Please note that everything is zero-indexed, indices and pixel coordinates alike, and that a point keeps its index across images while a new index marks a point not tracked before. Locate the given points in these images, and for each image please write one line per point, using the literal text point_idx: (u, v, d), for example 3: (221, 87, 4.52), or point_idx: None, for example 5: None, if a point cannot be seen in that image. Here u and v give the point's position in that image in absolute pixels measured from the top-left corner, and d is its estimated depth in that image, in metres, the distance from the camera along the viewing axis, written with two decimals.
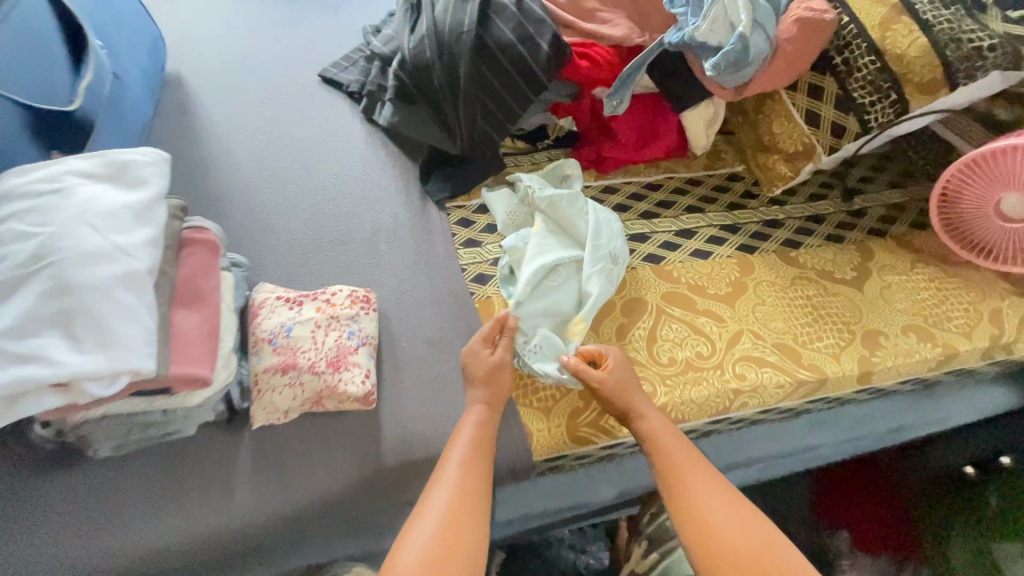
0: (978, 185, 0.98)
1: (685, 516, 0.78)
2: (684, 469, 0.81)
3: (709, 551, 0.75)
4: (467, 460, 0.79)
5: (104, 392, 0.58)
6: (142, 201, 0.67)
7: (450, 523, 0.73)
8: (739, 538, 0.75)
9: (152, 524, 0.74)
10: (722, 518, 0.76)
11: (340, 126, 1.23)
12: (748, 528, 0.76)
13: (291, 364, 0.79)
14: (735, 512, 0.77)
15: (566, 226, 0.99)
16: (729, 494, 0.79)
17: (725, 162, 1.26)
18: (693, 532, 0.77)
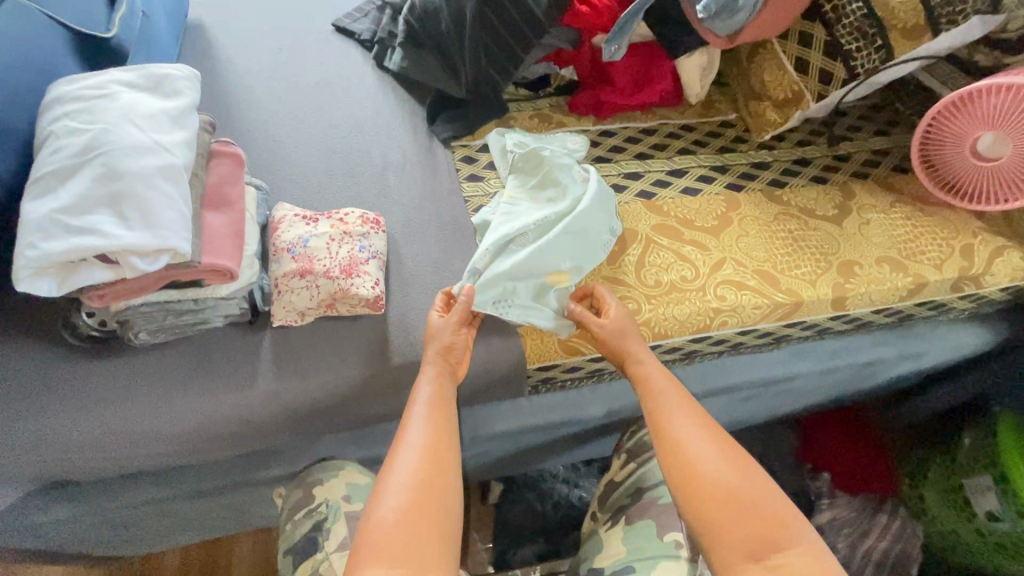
0: (958, 126, 1.03)
1: (674, 451, 0.78)
2: (672, 408, 0.81)
3: (696, 485, 0.75)
4: (438, 396, 0.81)
5: (148, 267, 0.66)
6: (178, 109, 0.75)
7: (430, 452, 0.75)
8: (725, 477, 0.75)
9: (187, 402, 0.84)
10: (708, 456, 0.76)
11: (353, 71, 1.29)
12: (734, 467, 0.76)
13: (309, 269, 0.87)
14: (721, 453, 0.77)
15: (542, 182, 1.00)
16: (716, 434, 0.79)
17: (719, 110, 1.32)
18: (680, 469, 0.76)
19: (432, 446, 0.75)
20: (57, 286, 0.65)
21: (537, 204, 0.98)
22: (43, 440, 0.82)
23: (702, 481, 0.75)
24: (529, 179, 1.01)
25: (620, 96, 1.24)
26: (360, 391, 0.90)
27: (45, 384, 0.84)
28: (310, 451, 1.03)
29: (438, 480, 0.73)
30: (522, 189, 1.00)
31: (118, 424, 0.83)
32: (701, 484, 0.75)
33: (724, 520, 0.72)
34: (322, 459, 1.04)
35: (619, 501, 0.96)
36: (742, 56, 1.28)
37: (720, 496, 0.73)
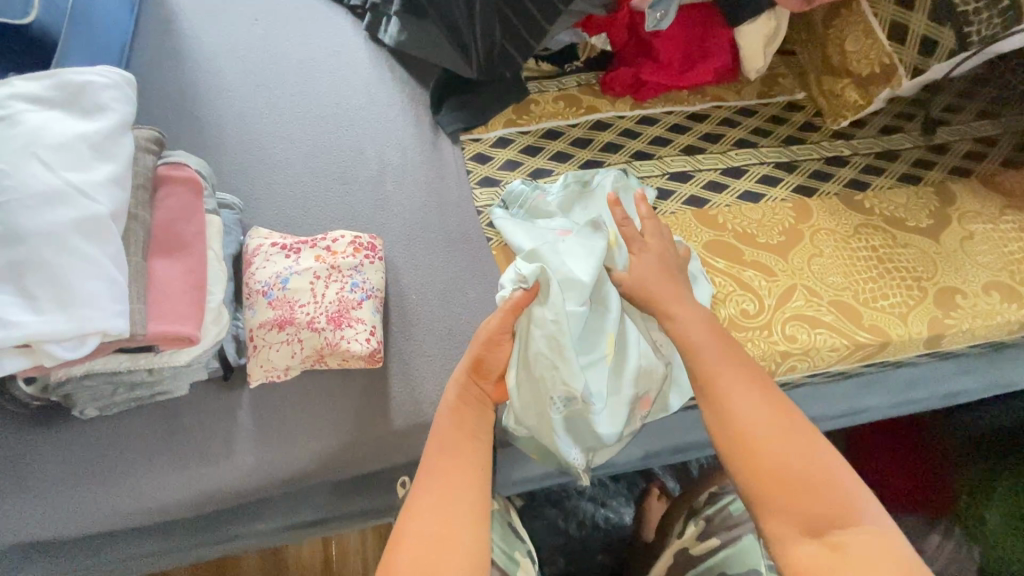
0: None
1: (729, 409, 0.57)
2: (725, 364, 0.60)
3: (753, 447, 0.55)
4: (451, 423, 0.62)
5: (70, 355, 0.51)
6: (101, 132, 0.57)
7: (452, 501, 0.55)
8: (786, 448, 0.54)
9: (151, 482, 0.71)
10: (762, 416, 0.56)
11: (341, 48, 1.08)
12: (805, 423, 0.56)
13: (290, 320, 0.72)
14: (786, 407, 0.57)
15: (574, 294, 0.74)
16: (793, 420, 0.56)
17: (783, 87, 1.08)
18: (730, 429, 0.56)
19: (445, 459, 0.59)
20: None
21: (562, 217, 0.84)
22: None
23: (759, 445, 0.55)
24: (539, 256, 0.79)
25: (666, 74, 1.02)
26: (358, 458, 0.75)
27: None
28: (302, 503, 0.89)
29: (450, 461, 0.59)
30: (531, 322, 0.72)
31: (71, 509, 0.70)
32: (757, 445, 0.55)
33: (776, 485, 0.53)
34: (315, 511, 0.90)
35: None
36: (816, 18, 1.03)
37: (774, 467, 0.53)
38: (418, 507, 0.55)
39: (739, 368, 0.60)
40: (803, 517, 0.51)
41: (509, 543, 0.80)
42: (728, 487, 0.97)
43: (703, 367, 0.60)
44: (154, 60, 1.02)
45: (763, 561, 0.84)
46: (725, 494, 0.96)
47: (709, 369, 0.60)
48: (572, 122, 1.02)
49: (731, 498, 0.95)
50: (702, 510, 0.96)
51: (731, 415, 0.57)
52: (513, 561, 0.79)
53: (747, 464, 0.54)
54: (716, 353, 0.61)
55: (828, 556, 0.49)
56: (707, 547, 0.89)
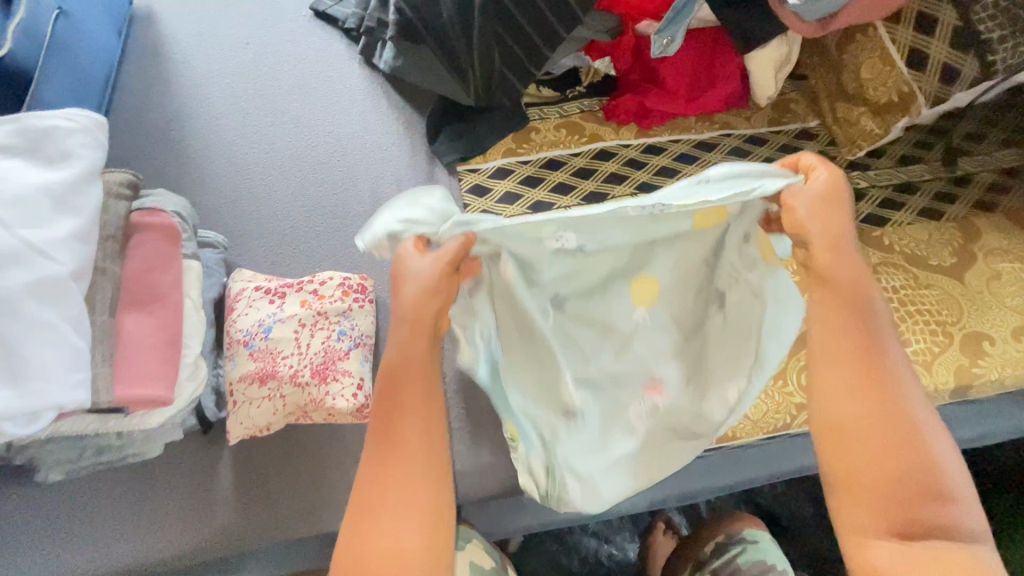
0: None
1: (826, 399, 0.52)
2: (829, 358, 0.52)
3: (847, 440, 0.50)
4: (387, 425, 0.52)
5: (23, 431, 0.47)
6: (65, 182, 0.53)
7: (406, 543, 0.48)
8: (883, 439, 0.50)
9: (126, 545, 0.66)
10: (864, 404, 0.51)
11: (334, 73, 1.04)
12: (910, 405, 0.51)
13: (271, 373, 0.67)
14: (888, 381, 0.51)
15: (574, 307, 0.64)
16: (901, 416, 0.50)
17: (795, 115, 1.04)
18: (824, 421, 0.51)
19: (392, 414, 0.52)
20: None
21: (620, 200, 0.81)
22: None
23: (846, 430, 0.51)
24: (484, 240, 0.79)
25: (673, 102, 0.97)
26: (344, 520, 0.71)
27: None
28: None
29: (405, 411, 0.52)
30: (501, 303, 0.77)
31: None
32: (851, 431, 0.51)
33: (872, 487, 0.49)
34: None
35: None
36: (829, 43, 0.98)
37: (874, 473, 0.49)
38: (372, 525, 0.49)
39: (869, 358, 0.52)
40: (900, 520, 0.49)
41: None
42: (737, 537, 0.93)
43: (824, 335, 0.53)
44: (141, 88, 0.98)
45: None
46: (732, 544, 0.92)
47: (872, 349, 0.52)
48: (574, 152, 0.98)
49: (739, 550, 0.91)
50: (708, 563, 0.92)
51: (831, 404, 0.51)
52: None
53: (837, 458, 0.51)
54: (848, 315, 0.52)
55: (909, 560, 0.47)
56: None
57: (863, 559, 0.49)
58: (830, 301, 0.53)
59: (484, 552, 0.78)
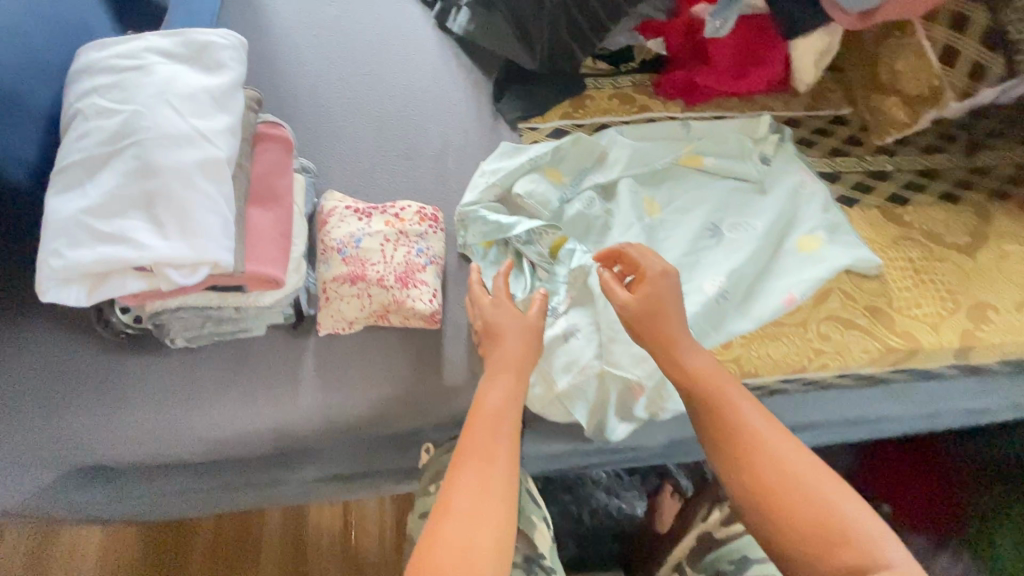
0: None
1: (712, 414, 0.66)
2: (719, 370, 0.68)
3: (749, 451, 0.62)
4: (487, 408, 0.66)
5: (184, 281, 0.57)
6: (223, 87, 0.63)
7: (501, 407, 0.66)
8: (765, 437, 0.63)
9: (224, 411, 0.78)
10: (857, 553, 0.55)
11: (410, 31, 1.15)
12: (798, 517, 0.58)
13: (361, 275, 0.77)
14: (727, 407, 0.65)
15: None
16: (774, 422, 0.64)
17: (830, 102, 1.12)
18: (727, 439, 0.64)
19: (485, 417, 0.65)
20: (86, 297, 0.56)
21: (658, 181, 0.99)
22: (73, 441, 0.77)
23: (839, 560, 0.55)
24: (540, 203, 0.91)
25: (720, 80, 1.06)
26: (409, 413, 0.81)
27: (78, 380, 0.79)
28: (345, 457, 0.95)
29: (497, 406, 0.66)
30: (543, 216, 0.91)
31: (154, 430, 0.77)
32: (781, 511, 0.59)
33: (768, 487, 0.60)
34: (354, 465, 0.96)
35: (717, 563, 0.92)
36: (867, 36, 1.07)
37: (769, 462, 0.61)
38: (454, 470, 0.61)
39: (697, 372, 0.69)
40: (799, 536, 0.58)
41: (525, 507, 0.86)
42: None
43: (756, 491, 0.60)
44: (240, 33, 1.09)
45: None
46: None
47: (714, 398, 0.66)
48: (624, 119, 1.08)
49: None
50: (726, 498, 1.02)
51: (745, 475, 0.61)
52: (530, 524, 0.85)
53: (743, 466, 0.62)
54: (770, 485, 0.60)
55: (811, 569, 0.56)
56: (727, 533, 0.95)
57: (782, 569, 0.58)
58: (710, 399, 0.66)
59: None
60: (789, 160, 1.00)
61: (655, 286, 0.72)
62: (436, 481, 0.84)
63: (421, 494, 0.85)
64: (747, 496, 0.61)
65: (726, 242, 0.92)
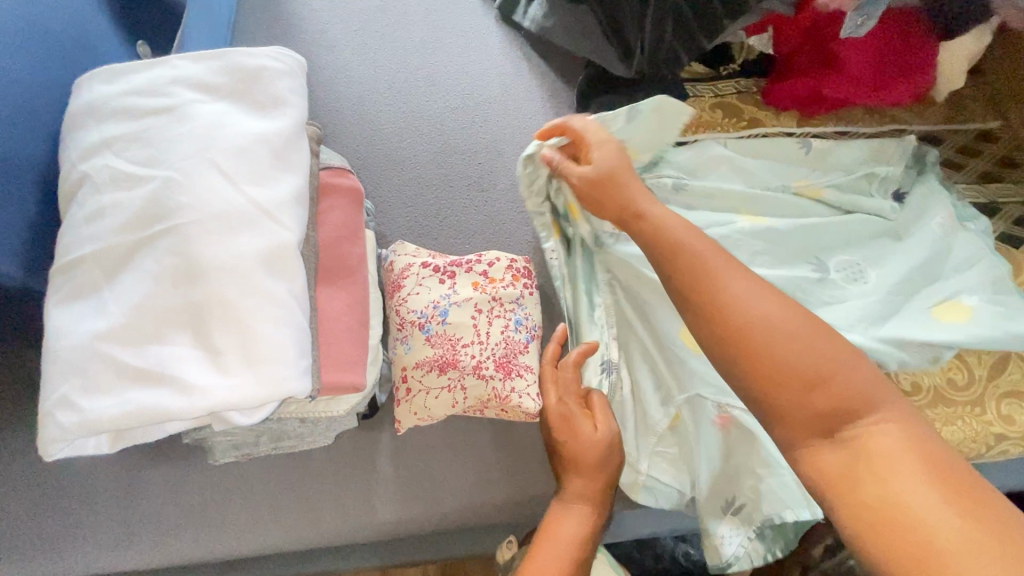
0: None
1: (721, 325, 0.50)
2: (725, 268, 0.52)
3: (761, 358, 0.48)
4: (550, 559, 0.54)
5: (249, 418, 0.43)
6: (283, 135, 0.48)
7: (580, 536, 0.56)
8: (799, 341, 0.47)
9: (284, 529, 0.62)
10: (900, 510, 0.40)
11: (470, 28, 0.97)
12: (800, 422, 0.46)
13: (452, 362, 0.61)
14: (747, 323, 0.49)
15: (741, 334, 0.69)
16: (806, 323, 0.49)
17: (974, 114, 0.94)
18: (740, 356, 0.48)
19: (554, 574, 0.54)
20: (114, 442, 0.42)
21: (777, 217, 0.81)
22: (93, 566, 0.62)
23: (901, 518, 0.40)
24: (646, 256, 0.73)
25: (851, 90, 0.88)
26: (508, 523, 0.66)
27: (98, 491, 0.63)
28: None
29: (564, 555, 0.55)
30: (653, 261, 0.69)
31: (194, 551, 0.62)
32: (808, 412, 0.46)
33: (791, 398, 0.47)
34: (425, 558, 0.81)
35: None
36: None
37: (794, 373, 0.47)
38: None
39: (700, 275, 0.52)
40: (831, 425, 0.46)
41: None
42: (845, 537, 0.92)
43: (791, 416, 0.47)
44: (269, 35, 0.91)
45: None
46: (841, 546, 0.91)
47: (716, 304, 0.50)
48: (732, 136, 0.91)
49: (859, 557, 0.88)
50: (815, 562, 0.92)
51: (763, 394, 0.48)
52: None
53: (768, 392, 0.47)
54: (796, 395, 0.47)
55: (852, 457, 0.44)
56: None
57: (812, 469, 0.45)
58: (719, 312, 0.50)
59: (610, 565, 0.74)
60: (941, 194, 0.81)
61: (611, 154, 0.62)
62: None
63: None
64: (769, 417, 0.48)
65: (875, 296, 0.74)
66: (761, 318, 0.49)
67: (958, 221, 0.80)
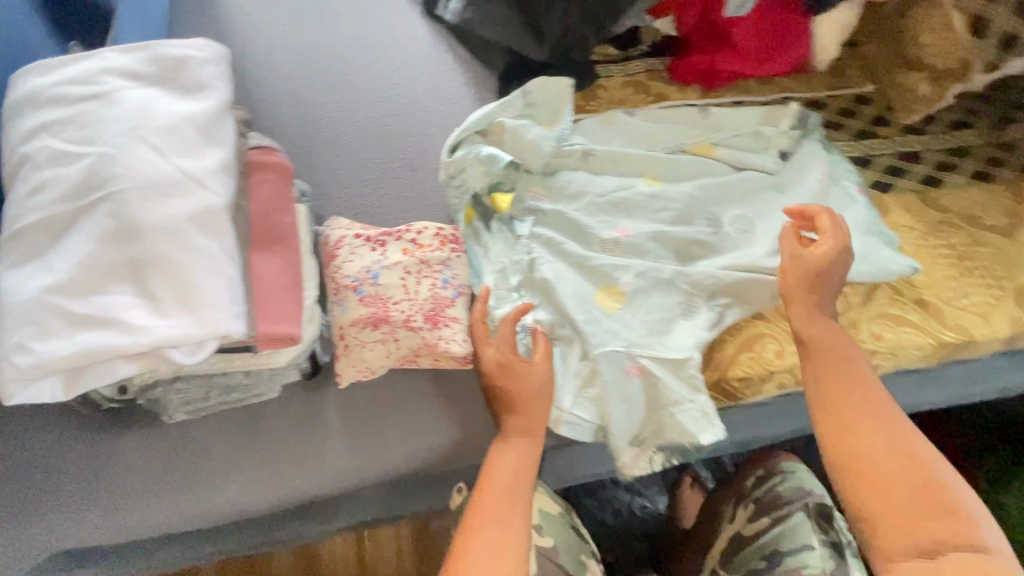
0: None
1: (836, 448, 0.65)
2: (849, 369, 0.69)
3: (866, 472, 0.62)
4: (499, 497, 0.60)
5: (188, 360, 0.50)
6: (208, 113, 0.54)
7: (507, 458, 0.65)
8: (884, 462, 0.62)
9: (243, 488, 0.68)
10: (872, 441, 0.64)
11: (397, 23, 1.03)
12: (895, 499, 0.60)
13: (384, 318, 0.67)
14: (863, 424, 0.65)
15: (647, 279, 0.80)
16: (896, 425, 0.65)
17: (851, 81, 1.06)
18: (837, 459, 0.64)
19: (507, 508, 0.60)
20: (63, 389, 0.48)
21: (683, 176, 0.91)
22: (63, 535, 0.66)
23: None
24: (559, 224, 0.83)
25: (740, 62, 0.99)
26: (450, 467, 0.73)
27: (62, 463, 0.68)
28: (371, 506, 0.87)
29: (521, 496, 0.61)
30: (565, 239, 0.82)
31: (157, 512, 0.67)
32: (899, 529, 0.60)
33: (888, 512, 0.60)
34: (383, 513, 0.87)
35: (749, 562, 0.90)
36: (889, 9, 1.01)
37: (885, 491, 0.61)
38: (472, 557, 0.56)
39: (859, 380, 0.68)
40: (923, 538, 0.58)
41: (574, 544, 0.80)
42: (777, 470, 1.00)
43: (811, 363, 0.70)
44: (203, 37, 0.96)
45: (815, 536, 0.87)
46: (773, 477, 0.99)
47: (874, 397, 0.67)
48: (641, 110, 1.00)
49: (780, 480, 0.98)
50: (750, 493, 1.00)
51: (874, 513, 0.61)
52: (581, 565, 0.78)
53: (861, 484, 0.62)
54: (829, 358, 0.70)
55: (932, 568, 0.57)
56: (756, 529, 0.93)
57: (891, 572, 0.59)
58: (874, 402, 0.66)
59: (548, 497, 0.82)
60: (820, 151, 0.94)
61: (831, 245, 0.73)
62: None
63: None
64: (859, 517, 0.62)
65: (763, 239, 0.85)
66: (856, 420, 0.65)
67: (831, 175, 0.92)
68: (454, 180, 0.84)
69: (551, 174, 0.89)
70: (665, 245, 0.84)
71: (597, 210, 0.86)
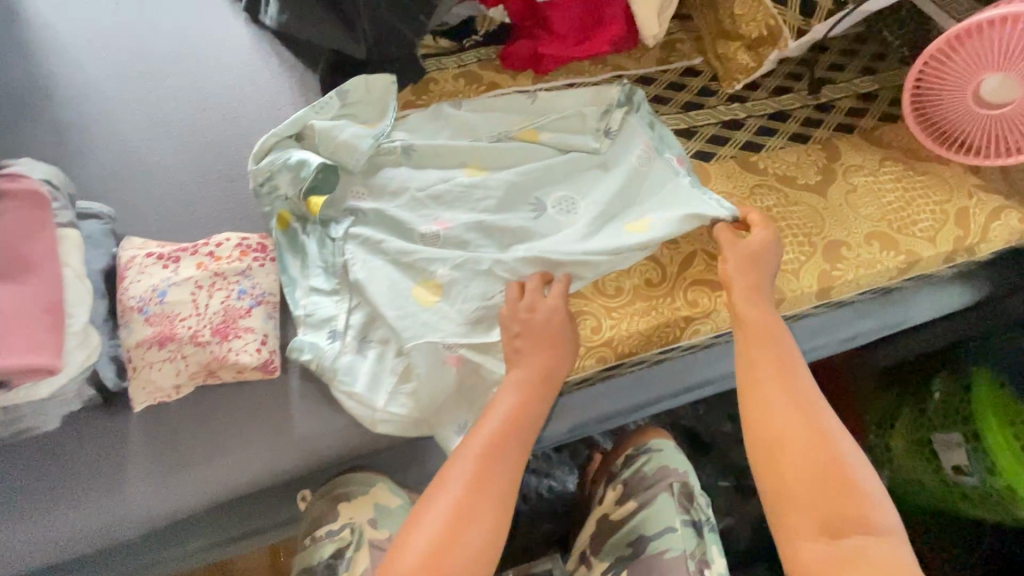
0: (955, 72, 0.88)
1: (757, 424, 0.66)
2: (774, 344, 0.70)
3: (780, 452, 0.64)
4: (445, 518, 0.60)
5: None
6: None
7: (516, 419, 0.67)
8: (799, 438, 0.64)
9: (36, 527, 0.66)
10: (794, 425, 0.64)
11: (218, 30, 1.01)
12: (798, 480, 0.62)
13: (170, 335, 0.71)
14: (792, 403, 0.66)
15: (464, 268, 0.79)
16: (810, 411, 0.65)
17: (681, 53, 1.08)
18: (758, 439, 0.65)
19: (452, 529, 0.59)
20: None
21: (508, 164, 0.91)
22: None
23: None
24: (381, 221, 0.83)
25: (562, 46, 1.00)
26: (263, 484, 0.72)
27: None
28: None
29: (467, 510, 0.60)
30: (385, 237, 0.82)
31: None
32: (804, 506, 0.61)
33: (801, 490, 0.62)
34: None
35: (618, 548, 0.86)
36: None
37: (801, 466, 0.62)
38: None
39: (780, 357, 0.69)
40: (829, 521, 0.60)
41: None
42: (644, 448, 0.97)
43: (747, 346, 0.71)
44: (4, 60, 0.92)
45: (678, 518, 0.85)
46: (640, 456, 0.96)
47: (788, 381, 0.68)
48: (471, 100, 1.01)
49: (647, 459, 0.95)
50: (620, 474, 0.97)
51: (780, 485, 0.63)
52: None
53: (772, 468, 0.64)
54: (761, 340, 0.71)
55: (834, 553, 0.59)
56: (625, 511, 0.89)
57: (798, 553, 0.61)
58: (792, 384, 0.67)
59: (390, 491, 0.80)
60: (645, 127, 0.95)
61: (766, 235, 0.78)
62: (312, 532, 0.78)
63: (301, 545, 0.79)
64: (772, 496, 0.64)
65: (583, 218, 0.86)
66: (776, 398, 0.66)
67: (656, 147, 0.93)
68: (263, 188, 0.83)
69: (373, 173, 0.88)
70: (484, 233, 0.83)
71: (416, 204, 0.85)
